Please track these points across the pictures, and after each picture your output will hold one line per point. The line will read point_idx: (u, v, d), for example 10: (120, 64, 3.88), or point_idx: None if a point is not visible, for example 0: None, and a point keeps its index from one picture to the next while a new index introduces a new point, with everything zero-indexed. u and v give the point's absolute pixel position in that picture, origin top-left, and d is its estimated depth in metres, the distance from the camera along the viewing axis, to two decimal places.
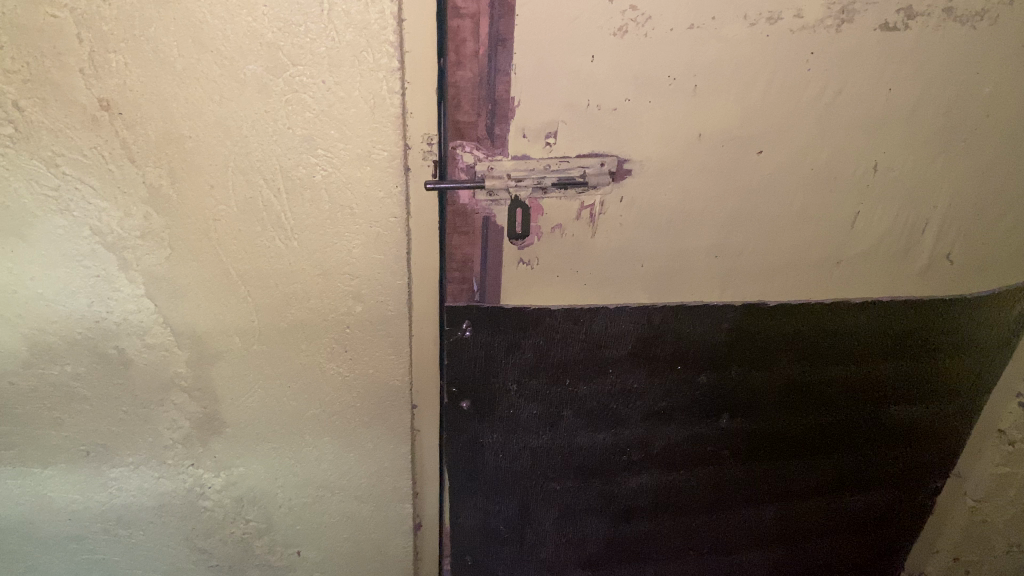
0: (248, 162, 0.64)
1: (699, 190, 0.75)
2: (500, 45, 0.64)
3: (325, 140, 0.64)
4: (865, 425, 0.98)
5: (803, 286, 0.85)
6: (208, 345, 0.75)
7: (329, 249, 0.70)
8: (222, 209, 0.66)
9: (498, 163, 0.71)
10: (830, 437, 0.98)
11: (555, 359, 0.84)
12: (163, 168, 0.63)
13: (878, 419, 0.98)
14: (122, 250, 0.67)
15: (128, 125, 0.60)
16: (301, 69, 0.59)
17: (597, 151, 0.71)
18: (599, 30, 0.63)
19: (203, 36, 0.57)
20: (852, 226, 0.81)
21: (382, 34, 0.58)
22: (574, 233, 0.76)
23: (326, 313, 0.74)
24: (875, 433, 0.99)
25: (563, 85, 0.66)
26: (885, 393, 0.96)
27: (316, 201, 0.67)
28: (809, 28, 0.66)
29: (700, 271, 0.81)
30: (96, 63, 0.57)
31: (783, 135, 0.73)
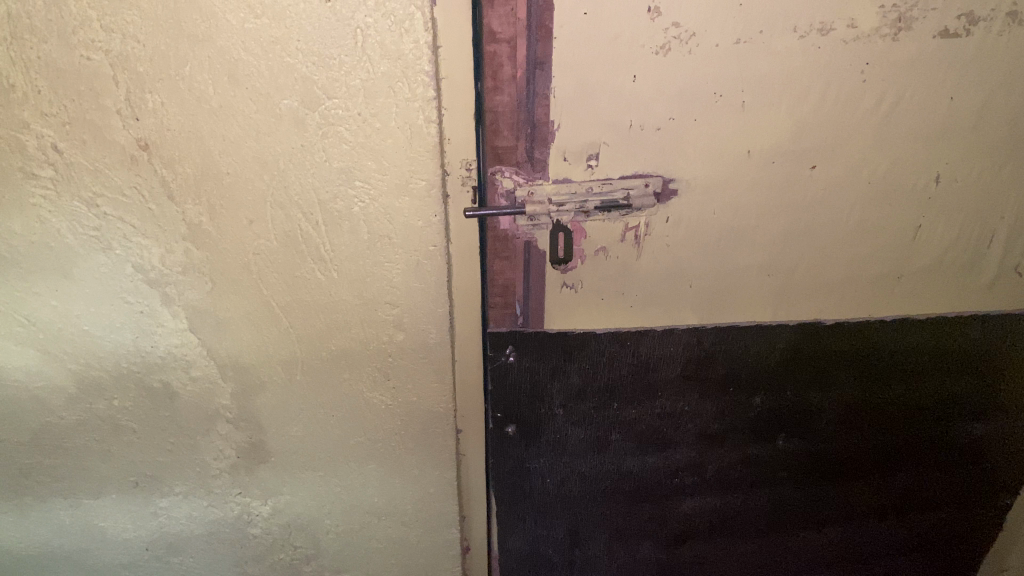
0: (286, 195, 0.63)
1: (750, 206, 0.72)
2: (538, 68, 0.62)
3: (362, 171, 0.62)
4: (931, 445, 0.93)
5: (862, 303, 0.81)
6: (252, 377, 0.75)
7: (369, 279, 0.69)
8: (262, 243, 0.65)
9: (539, 187, 0.68)
10: (894, 458, 0.93)
11: (601, 384, 0.81)
12: (202, 204, 0.62)
13: (946, 439, 0.92)
14: (165, 286, 0.67)
15: (166, 163, 0.60)
16: (336, 102, 0.58)
17: (640, 171, 0.68)
18: (640, 49, 0.61)
19: (238, 72, 0.56)
20: (913, 240, 0.76)
21: (417, 64, 0.57)
22: (619, 254, 0.74)
23: (367, 342, 0.73)
24: (943, 453, 0.94)
25: (604, 106, 0.64)
26: (952, 414, 0.90)
27: (354, 232, 0.66)
28: (864, 38, 0.63)
29: (753, 290, 0.78)
30: (133, 103, 0.57)
31: (837, 148, 0.69)
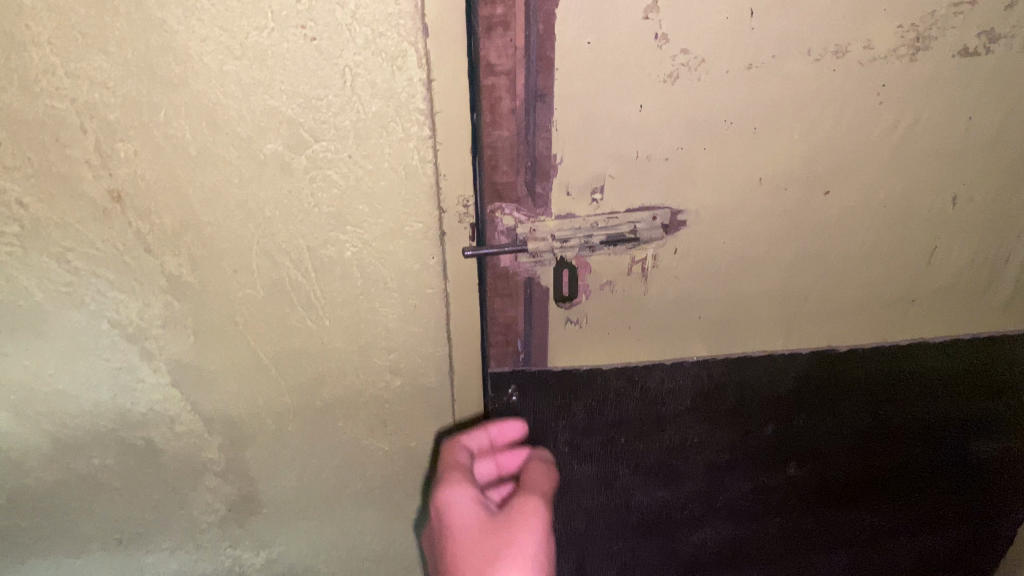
0: (273, 243, 0.59)
1: (762, 234, 0.69)
2: (539, 100, 0.58)
3: (354, 215, 0.58)
4: (957, 473, 0.87)
5: (875, 326, 0.78)
6: (241, 429, 0.70)
7: (363, 325, 0.65)
8: (248, 292, 0.61)
9: (541, 224, 0.65)
10: (917, 487, 0.88)
11: (607, 419, 0.77)
12: (182, 256, 0.58)
13: (971, 465, 0.87)
14: (144, 340, 0.63)
15: (141, 214, 0.55)
16: (325, 145, 0.54)
17: (648, 204, 0.65)
18: (647, 78, 0.58)
19: (217, 117, 0.52)
20: (928, 262, 0.73)
21: (411, 102, 0.53)
22: (626, 288, 0.70)
23: (363, 389, 0.69)
24: (967, 480, 0.88)
25: (609, 138, 0.61)
26: (975, 446, 0.86)
27: (347, 277, 0.62)
28: (880, 59, 0.59)
29: (763, 318, 0.75)
30: (103, 153, 0.52)
31: (852, 172, 0.66)
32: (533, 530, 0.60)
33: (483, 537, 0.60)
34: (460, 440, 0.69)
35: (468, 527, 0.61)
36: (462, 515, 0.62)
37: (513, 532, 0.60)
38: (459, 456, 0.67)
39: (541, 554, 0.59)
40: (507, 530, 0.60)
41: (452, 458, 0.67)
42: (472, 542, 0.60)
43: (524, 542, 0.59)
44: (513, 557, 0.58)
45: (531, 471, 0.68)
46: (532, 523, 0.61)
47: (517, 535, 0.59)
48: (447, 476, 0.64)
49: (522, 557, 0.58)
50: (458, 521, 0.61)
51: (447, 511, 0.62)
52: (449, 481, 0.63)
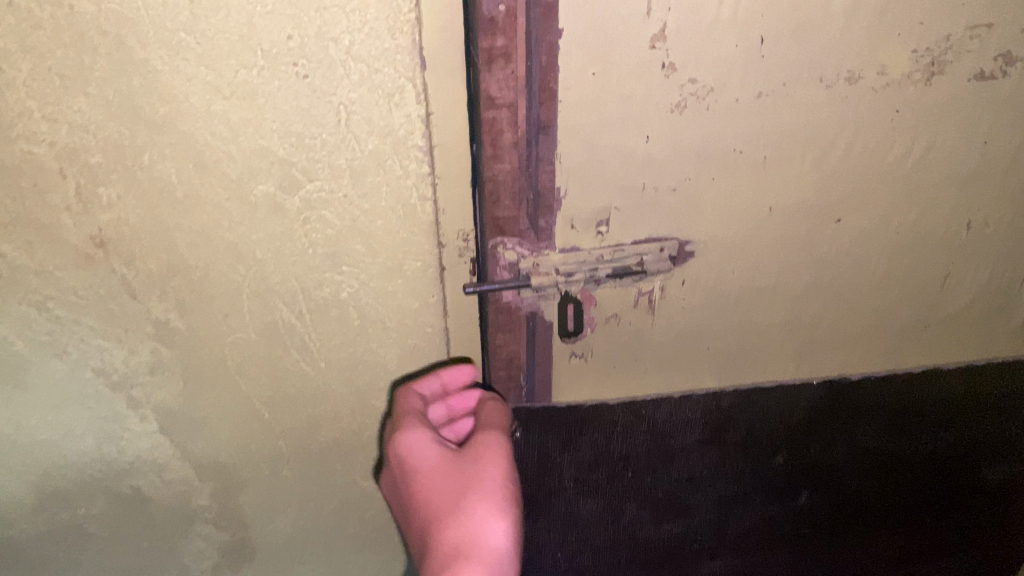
0: (265, 286, 0.56)
1: (771, 263, 0.66)
2: (541, 132, 0.55)
3: (350, 255, 0.56)
4: (967, 496, 0.86)
5: (888, 353, 0.76)
6: (233, 475, 0.68)
7: (360, 367, 0.62)
8: (239, 337, 0.58)
9: (545, 258, 0.62)
10: (928, 513, 0.86)
11: (614, 453, 0.75)
12: (169, 301, 0.55)
13: (982, 489, 0.86)
14: (130, 388, 0.60)
15: (126, 260, 0.53)
16: (319, 184, 0.52)
17: (656, 235, 0.63)
18: (654, 108, 0.56)
19: (204, 158, 0.49)
20: (941, 287, 0.71)
21: (409, 139, 0.51)
22: (633, 321, 0.68)
23: (360, 431, 0.67)
24: (979, 504, 0.87)
25: (615, 170, 0.58)
26: (988, 472, 0.85)
27: (343, 319, 0.59)
28: (894, 84, 0.57)
29: (773, 348, 0.73)
30: (84, 199, 0.49)
31: (864, 200, 0.64)
32: (495, 464, 0.58)
33: (448, 477, 0.58)
34: (412, 386, 0.63)
35: (434, 470, 0.59)
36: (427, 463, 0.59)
37: (475, 470, 0.58)
38: (412, 409, 0.61)
39: (507, 485, 0.57)
40: (471, 467, 0.58)
41: (405, 404, 0.61)
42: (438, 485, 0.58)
43: (486, 477, 0.57)
44: (473, 490, 0.56)
45: (485, 409, 0.64)
46: (494, 460, 0.58)
47: (479, 472, 0.58)
48: (402, 428, 0.60)
49: (486, 495, 0.56)
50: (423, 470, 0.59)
51: (411, 460, 0.59)
52: (404, 435, 0.59)
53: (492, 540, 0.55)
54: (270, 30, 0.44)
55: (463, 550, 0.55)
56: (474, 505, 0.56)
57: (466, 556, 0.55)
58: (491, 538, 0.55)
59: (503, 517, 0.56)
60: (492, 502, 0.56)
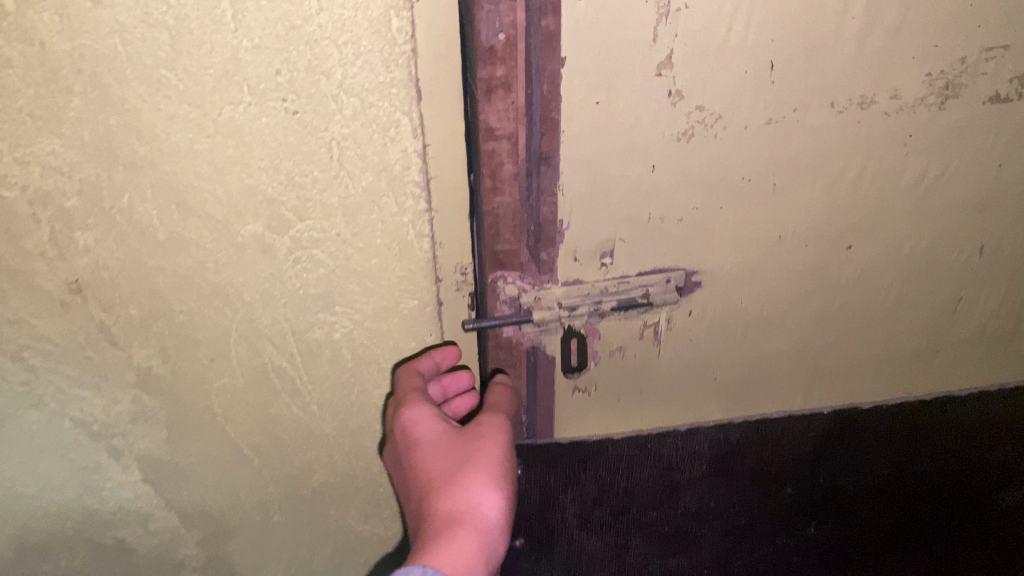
0: (253, 328, 0.53)
1: (780, 292, 0.64)
2: (543, 163, 0.53)
3: (343, 296, 0.53)
4: (988, 527, 0.82)
5: (899, 379, 0.74)
6: (222, 522, 0.65)
7: (354, 409, 0.59)
8: (226, 381, 0.55)
9: (547, 291, 0.60)
10: (949, 545, 0.82)
11: (618, 487, 0.73)
12: (152, 347, 0.52)
13: (1004, 518, 0.82)
14: (111, 437, 0.56)
15: (105, 306, 0.50)
16: (310, 223, 0.49)
17: (662, 266, 0.60)
18: (661, 136, 0.53)
19: (188, 199, 0.46)
20: (953, 312, 0.69)
21: (405, 174, 0.48)
22: (638, 353, 0.65)
23: (354, 475, 0.64)
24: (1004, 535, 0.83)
25: (620, 201, 0.56)
26: (1013, 498, 0.81)
27: (336, 361, 0.56)
28: (908, 108, 0.55)
29: (782, 377, 0.70)
30: (59, 243, 0.46)
31: (876, 227, 0.62)
32: (499, 443, 0.53)
33: (447, 447, 0.53)
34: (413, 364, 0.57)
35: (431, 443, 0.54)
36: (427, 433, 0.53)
37: (478, 444, 0.53)
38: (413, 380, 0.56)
39: (507, 467, 0.52)
40: (472, 441, 0.53)
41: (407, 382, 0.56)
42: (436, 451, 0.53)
43: (488, 452, 0.52)
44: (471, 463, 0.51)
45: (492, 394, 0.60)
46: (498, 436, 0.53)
47: (481, 445, 0.53)
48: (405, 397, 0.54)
49: (486, 468, 0.51)
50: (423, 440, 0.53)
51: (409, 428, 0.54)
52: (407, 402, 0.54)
53: (486, 512, 0.49)
54: (257, 65, 0.41)
55: (457, 515, 0.49)
56: (473, 474, 0.51)
57: (457, 523, 0.48)
58: (486, 511, 0.49)
59: (501, 491, 0.51)
60: (492, 475, 0.51)
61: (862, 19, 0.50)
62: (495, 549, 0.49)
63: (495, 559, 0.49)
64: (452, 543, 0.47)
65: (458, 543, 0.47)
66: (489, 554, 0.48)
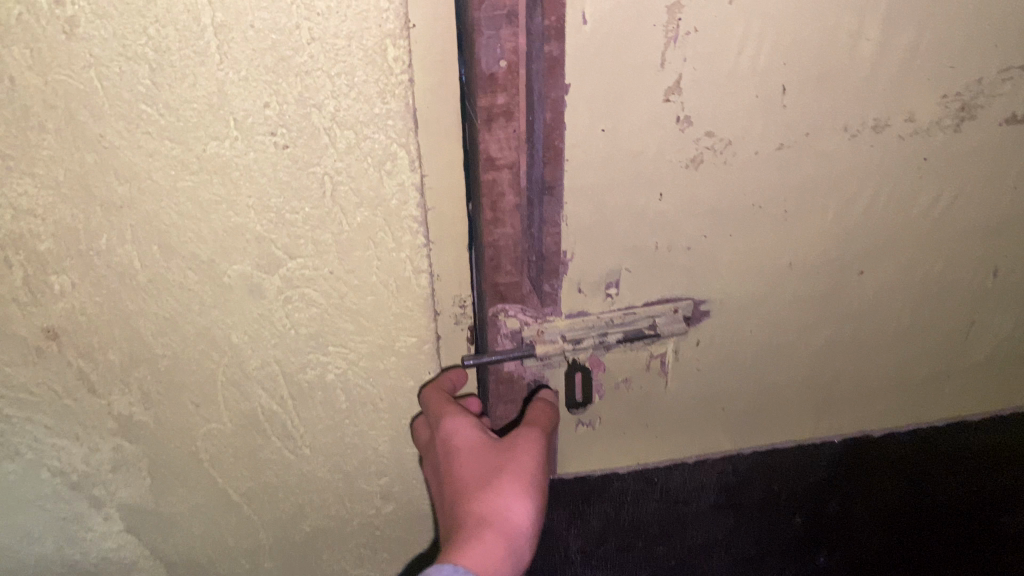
0: (242, 371, 0.50)
1: (790, 320, 0.62)
2: (546, 193, 0.50)
3: (337, 335, 0.50)
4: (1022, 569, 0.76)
5: (911, 405, 0.71)
6: (210, 569, 0.62)
7: (349, 451, 0.56)
8: (214, 427, 0.52)
9: (550, 324, 0.57)
10: None
11: (624, 522, 0.71)
12: (134, 394, 0.49)
13: None
14: (91, 487, 0.53)
15: (83, 352, 0.47)
16: (301, 261, 0.46)
17: (669, 295, 0.58)
18: (669, 164, 0.51)
19: (171, 239, 0.43)
20: (966, 336, 0.67)
21: (403, 209, 0.45)
22: (644, 385, 0.63)
23: (349, 518, 0.61)
24: None
25: (626, 231, 0.53)
26: None
27: (330, 402, 0.53)
28: (923, 131, 0.53)
29: (792, 406, 0.68)
30: (33, 287, 0.43)
31: (888, 253, 0.60)
32: (535, 454, 0.49)
33: (480, 452, 0.49)
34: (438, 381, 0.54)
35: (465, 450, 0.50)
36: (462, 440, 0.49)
37: (513, 453, 0.49)
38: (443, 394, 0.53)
39: (541, 480, 0.49)
40: (507, 450, 0.50)
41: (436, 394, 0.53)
42: (468, 456, 0.49)
43: (523, 462, 0.49)
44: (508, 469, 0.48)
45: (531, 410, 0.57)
46: (535, 448, 0.50)
47: (516, 454, 0.49)
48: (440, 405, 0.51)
49: (519, 476, 0.47)
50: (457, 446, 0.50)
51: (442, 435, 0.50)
52: (443, 409, 0.51)
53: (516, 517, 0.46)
54: (244, 98, 0.39)
55: (484, 519, 0.45)
56: (504, 481, 0.47)
57: (484, 528, 0.45)
58: (516, 520, 0.46)
59: (533, 501, 0.47)
60: (525, 484, 0.47)
61: (877, 40, 0.48)
62: (520, 560, 0.45)
63: (519, 570, 0.45)
64: (474, 543, 0.43)
65: (481, 544, 0.43)
66: (514, 562, 0.44)
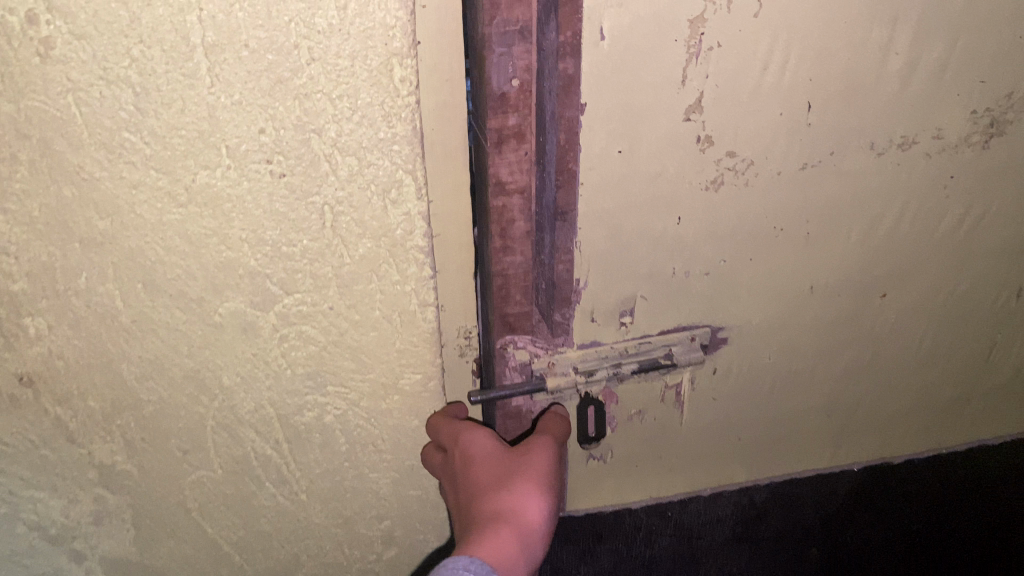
0: (234, 415, 0.46)
1: (810, 346, 0.59)
2: (558, 219, 0.47)
3: (337, 375, 0.46)
4: None
5: (930, 430, 0.69)
6: None
7: (348, 496, 0.52)
8: (203, 474, 0.48)
9: (561, 355, 0.54)
10: None
11: (635, 564, 0.66)
12: (117, 441, 0.45)
13: None
14: (70, 541, 0.49)
15: (62, 399, 0.43)
16: (299, 297, 0.42)
17: (686, 323, 0.55)
18: (688, 187, 0.48)
19: (156, 276, 0.40)
20: (987, 359, 0.65)
21: (408, 239, 0.42)
22: (658, 417, 0.60)
23: (349, 565, 0.57)
24: None
25: (643, 256, 0.50)
26: None
27: (328, 445, 0.49)
28: (951, 148, 0.51)
29: (810, 433, 0.65)
30: (6, 331, 0.40)
31: (913, 275, 0.57)
32: (548, 455, 0.47)
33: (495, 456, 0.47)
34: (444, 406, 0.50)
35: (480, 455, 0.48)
36: (474, 443, 0.47)
37: (524, 455, 0.47)
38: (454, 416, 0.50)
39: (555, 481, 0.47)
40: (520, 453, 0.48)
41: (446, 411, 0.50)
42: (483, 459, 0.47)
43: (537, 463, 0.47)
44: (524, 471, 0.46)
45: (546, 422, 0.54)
46: (548, 449, 0.48)
47: (529, 455, 0.47)
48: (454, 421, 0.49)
49: (534, 476, 0.46)
50: (467, 450, 0.47)
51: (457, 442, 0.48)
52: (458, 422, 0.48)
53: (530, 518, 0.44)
54: (238, 123, 0.36)
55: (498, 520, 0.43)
56: (518, 481, 0.45)
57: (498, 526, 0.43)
58: (532, 520, 0.44)
59: (549, 502, 0.45)
60: (541, 483, 0.45)
61: (905, 54, 0.46)
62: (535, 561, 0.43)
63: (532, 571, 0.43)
64: (494, 543, 0.41)
65: (501, 543, 0.41)
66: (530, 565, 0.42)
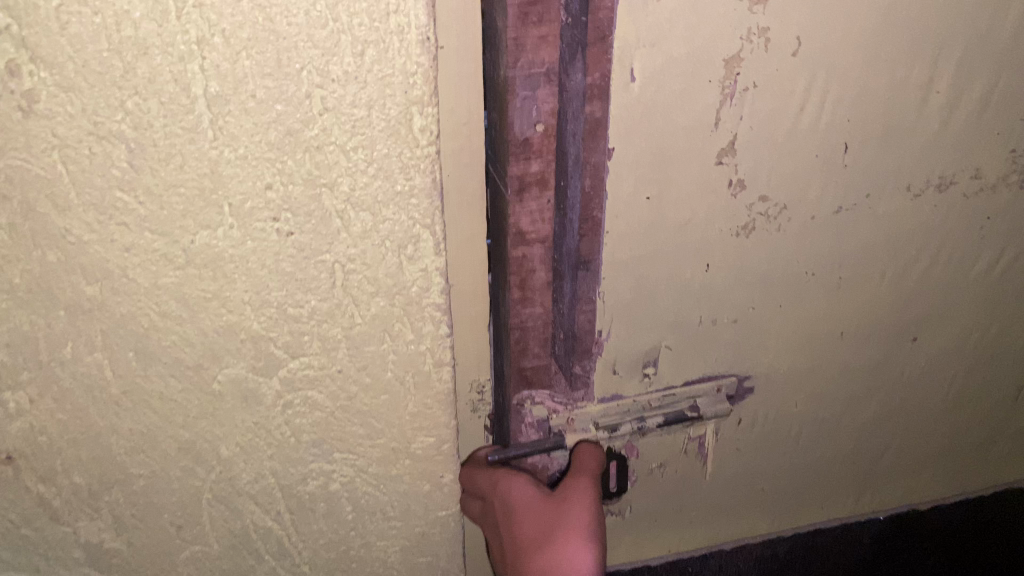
0: (232, 486, 0.42)
1: (838, 392, 0.56)
2: (581, 268, 0.44)
3: (344, 440, 0.43)
4: None
5: (957, 474, 0.66)
6: None
7: (354, 567, 0.48)
8: (199, 549, 0.44)
9: (580, 410, 0.51)
10: None
11: None
12: (104, 518, 0.41)
13: None
14: None
15: (44, 477, 0.39)
16: (305, 360, 0.39)
17: (711, 373, 0.52)
18: (718, 233, 0.45)
19: (150, 343, 0.36)
20: (1017, 401, 0.62)
21: (424, 297, 0.38)
22: (680, 469, 0.56)
23: None
24: None
25: (669, 305, 0.47)
26: None
27: (334, 515, 0.45)
28: (988, 188, 0.49)
29: (836, 480, 0.62)
30: None
31: (945, 317, 0.55)
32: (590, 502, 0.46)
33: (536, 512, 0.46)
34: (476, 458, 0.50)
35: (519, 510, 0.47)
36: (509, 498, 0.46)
37: (565, 502, 0.46)
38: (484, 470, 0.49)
39: (600, 525, 0.45)
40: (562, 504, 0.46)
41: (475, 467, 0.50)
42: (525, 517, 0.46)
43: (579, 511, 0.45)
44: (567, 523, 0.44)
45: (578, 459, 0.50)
46: (587, 493, 0.46)
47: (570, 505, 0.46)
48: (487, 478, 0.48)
49: (575, 525, 0.44)
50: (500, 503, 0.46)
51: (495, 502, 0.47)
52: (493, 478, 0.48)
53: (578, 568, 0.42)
54: (242, 179, 0.32)
55: None
56: (560, 533, 0.44)
57: None
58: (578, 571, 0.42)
59: (595, 547, 0.43)
60: (583, 531, 0.44)
61: (947, 93, 0.43)
62: None
63: None
64: None
65: None
66: None
